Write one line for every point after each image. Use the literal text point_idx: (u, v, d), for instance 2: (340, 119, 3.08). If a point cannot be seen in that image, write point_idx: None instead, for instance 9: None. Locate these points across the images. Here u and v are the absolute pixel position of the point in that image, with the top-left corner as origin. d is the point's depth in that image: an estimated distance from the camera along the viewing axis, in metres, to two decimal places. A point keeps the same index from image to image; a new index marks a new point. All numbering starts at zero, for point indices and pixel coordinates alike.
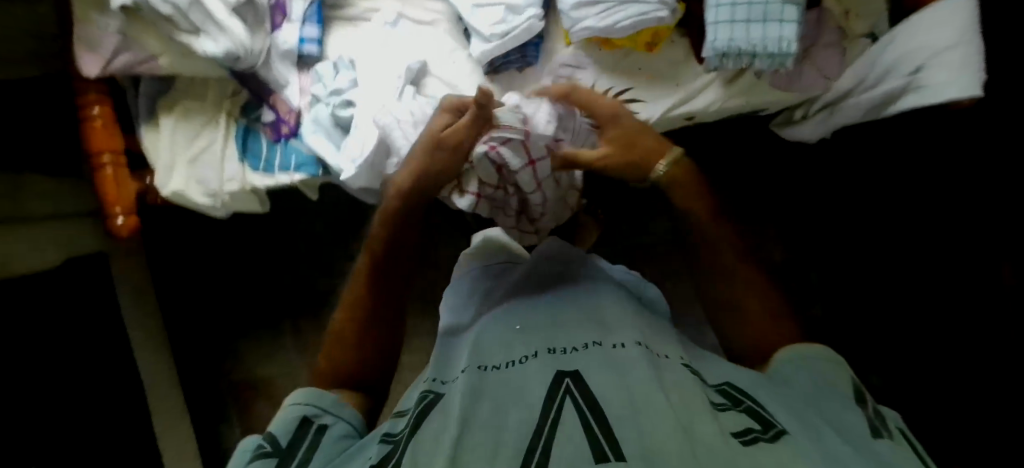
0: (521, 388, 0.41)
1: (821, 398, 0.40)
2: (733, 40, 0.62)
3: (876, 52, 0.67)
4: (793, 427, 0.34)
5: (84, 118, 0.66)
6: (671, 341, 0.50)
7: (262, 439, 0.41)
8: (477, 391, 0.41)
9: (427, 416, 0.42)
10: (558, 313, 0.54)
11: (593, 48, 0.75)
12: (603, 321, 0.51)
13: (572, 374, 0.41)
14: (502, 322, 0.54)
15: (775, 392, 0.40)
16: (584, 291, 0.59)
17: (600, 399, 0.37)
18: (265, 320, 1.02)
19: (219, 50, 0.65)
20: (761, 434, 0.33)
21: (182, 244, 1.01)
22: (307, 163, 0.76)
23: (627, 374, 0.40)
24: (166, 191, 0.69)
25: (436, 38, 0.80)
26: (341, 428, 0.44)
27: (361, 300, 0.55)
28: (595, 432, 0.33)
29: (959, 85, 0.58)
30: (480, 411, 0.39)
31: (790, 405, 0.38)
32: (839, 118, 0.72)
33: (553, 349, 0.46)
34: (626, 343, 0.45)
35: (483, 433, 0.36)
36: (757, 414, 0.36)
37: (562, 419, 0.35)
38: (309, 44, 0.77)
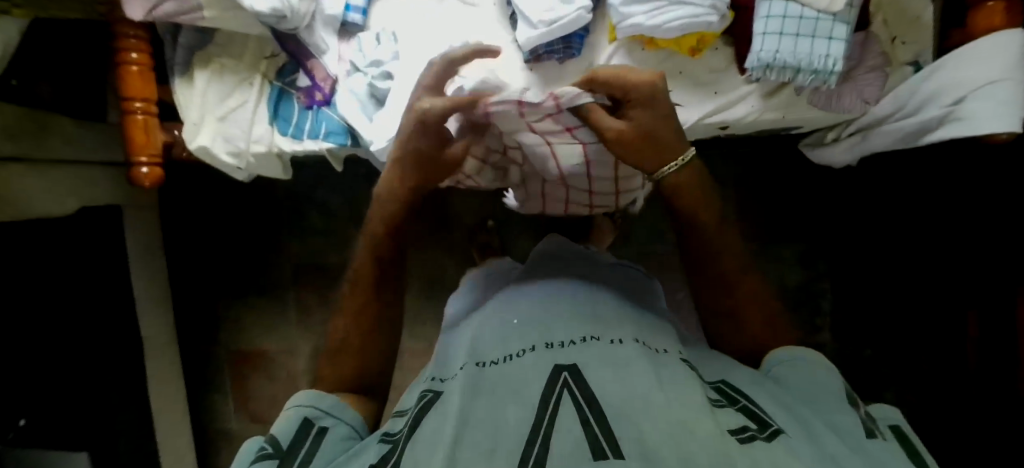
0: (520, 380, 0.41)
1: (819, 407, 0.42)
2: (778, 52, 0.58)
3: (917, 80, 0.62)
4: (789, 428, 0.37)
5: (121, 63, 0.67)
6: (668, 338, 0.51)
7: (267, 440, 0.43)
8: (475, 388, 0.41)
9: (427, 414, 0.43)
10: (556, 303, 0.54)
11: (636, 47, 0.66)
12: (601, 314, 0.51)
13: (571, 366, 0.41)
14: (501, 310, 0.55)
15: (769, 393, 0.43)
16: (588, 286, 0.58)
17: (598, 394, 0.38)
18: (273, 275, 1.08)
19: (265, 8, 0.62)
20: (757, 433, 0.36)
21: (211, 191, 1.07)
22: (336, 133, 0.72)
23: (624, 370, 0.41)
24: (192, 146, 0.71)
25: (488, 20, 0.69)
26: (341, 430, 0.46)
27: (362, 309, 0.54)
28: (593, 427, 0.35)
29: (1003, 121, 0.54)
30: (478, 408, 0.39)
31: (780, 406, 0.41)
32: (872, 143, 0.69)
33: (549, 342, 0.46)
34: (624, 339, 0.46)
35: (479, 429, 0.37)
36: (755, 415, 0.38)
37: (560, 414, 0.36)
38: (354, 13, 0.70)
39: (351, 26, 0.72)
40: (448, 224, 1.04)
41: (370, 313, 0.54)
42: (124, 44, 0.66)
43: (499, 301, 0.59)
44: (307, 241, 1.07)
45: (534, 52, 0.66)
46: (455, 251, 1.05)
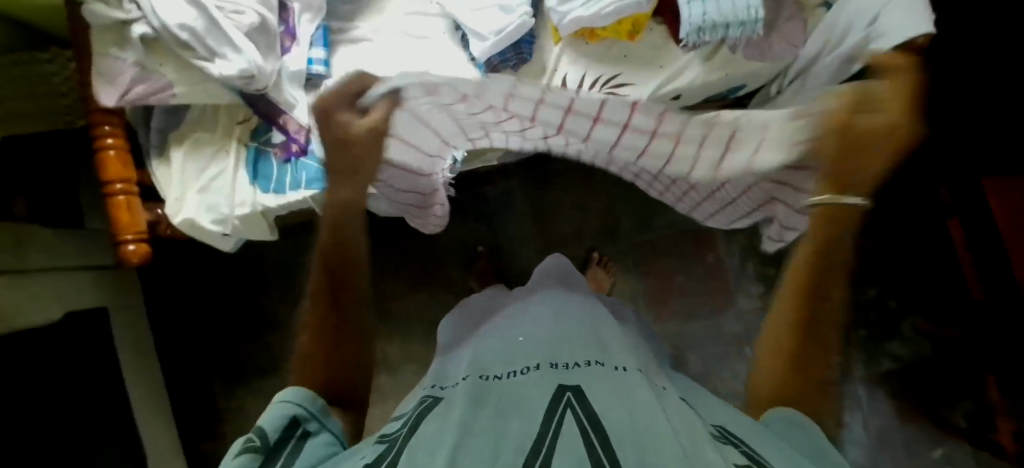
0: (522, 397, 0.38)
1: (822, 462, 0.37)
2: (706, 13, 0.65)
3: (832, 17, 0.68)
4: (784, 461, 0.33)
5: (99, 149, 0.69)
6: (657, 374, 0.49)
7: (250, 431, 0.38)
8: (478, 400, 0.38)
9: (423, 421, 0.39)
10: (564, 329, 0.50)
11: (581, 42, 0.73)
12: (602, 345, 0.48)
13: (573, 388, 0.38)
14: (505, 336, 0.52)
15: (767, 436, 0.38)
16: (590, 316, 0.55)
17: (601, 414, 0.34)
18: (277, 349, 1.06)
19: (233, 71, 0.65)
20: (758, 465, 0.31)
21: (199, 277, 1.06)
22: (317, 179, 0.74)
23: (627, 395, 0.37)
24: (177, 219, 0.71)
25: (442, 48, 0.77)
26: (324, 438, 0.40)
27: (322, 311, 0.49)
28: (594, 442, 0.31)
29: (916, 25, 0.59)
30: (482, 418, 0.36)
31: (782, 450, 0.35)
32: (809, 85, 0.72)
33: (555, 362, 0.43)
34: (627, 367, 0.43)
35: (480, 437, 0.34)
36: (751, 449, 0.35)
37: (564, 432, 0.32)
38: (317, 65, 0.76)
39: (317, 78, 0.77)
40: (438, 261, 1.05)
41: (333, 310, 0.49)
42: (99, 132, 0.69)
43: (487, 333, 0.55)
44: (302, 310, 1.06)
45: (490, 64, 0.73)
46: (450, 286, 1.05)
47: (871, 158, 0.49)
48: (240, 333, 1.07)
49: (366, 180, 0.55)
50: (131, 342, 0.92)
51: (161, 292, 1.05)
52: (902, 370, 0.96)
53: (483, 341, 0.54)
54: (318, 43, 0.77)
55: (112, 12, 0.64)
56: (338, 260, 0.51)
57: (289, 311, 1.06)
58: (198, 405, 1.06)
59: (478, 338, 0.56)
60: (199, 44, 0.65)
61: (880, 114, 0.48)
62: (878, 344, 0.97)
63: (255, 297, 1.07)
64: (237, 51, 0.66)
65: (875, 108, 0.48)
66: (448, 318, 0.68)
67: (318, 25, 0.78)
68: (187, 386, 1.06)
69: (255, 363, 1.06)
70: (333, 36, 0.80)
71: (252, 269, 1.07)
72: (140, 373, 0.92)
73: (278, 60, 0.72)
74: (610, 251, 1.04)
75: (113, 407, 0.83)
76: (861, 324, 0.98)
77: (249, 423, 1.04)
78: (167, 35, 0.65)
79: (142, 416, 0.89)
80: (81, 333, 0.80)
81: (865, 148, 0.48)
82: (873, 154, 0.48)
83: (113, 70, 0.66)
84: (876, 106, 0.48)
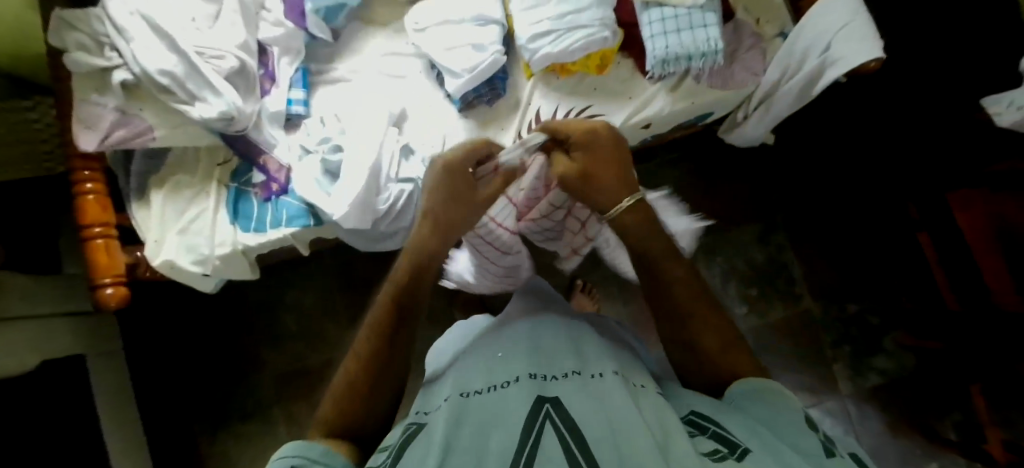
0: (501, 411, 0.38)
1: (783, 425, 0.37)
2: (668, 47, 0.68)
3: (789, 44, 0.72)
4: (757, 446, 0.33)
5: (79, 194, 0.69)
6: (638, 368, 0.49)
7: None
8: (459, 418, 0.38)
9: (406, 445, 0.38)
10: (541, 339, 0.49)
11: (552, 77, 0.76)
12: (581, 350, 0.47)
13: (552, 399, 0.38)
14: (484, 350, 0.51)
15: (735, 414, 0.39)
16: (568, 324, 0.54)
17: (580, 424, 0.34)
18: (261, 390, 1.04)
19: (213, 113, 0.67)
20: (729, 453, 0.32)
21: (181, 320, 1.05)
22: (298, 216, 0.75)
23: (604, 401, 0.38)
24: (156, 261, 0.71)
25: (419, 86, 0.80)
26: None
27: (368, 354, 0.46)
28: (577, 456, 0.31)
29: (866, 52, 0.62)
30: (463, 438, 0.35)
31: (751, 428, 0.36)
32: (776, 110, 0.75)
33: (534, 374, 0.43)
34: (604, 371, 0.43)
35: (463, 462, 0.33)
36: (726, 437, 0.35)
37: (545, 450, 0.32)
38: (297, 105, 0.78)
39: (296, 118, 0.79)
40: None
41: (385, 351, 0.47)
42: (79, 177, 0.70)
43: (465, 350, 0.55)
44: (286, 348, 1.05)
45: (465, 100, 0.75)
46: (436, 318, 1.05)
47: (606, 186, 0.53)
48: (223, 375, 1.05)
49: (437, 245, 0.55)
50: (109, 388, 0.90)
51: (142, 336, 1.03)
52: (890, 385, 0.97)
53: (464, 357, 0.52)
54: (297, 85, 0.78)
55: (93, 59, 0.66)
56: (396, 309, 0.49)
57: (274, 350, 1.05)
58: (178, 453, 1.02)
59: (459, 355, 0.54)
60: (180, 88, 0.67)
61: (598, 140, 0.53)
62: (863, 360, 0.98)
63: (238, 338, 1.06)
64: (217, 93, 0.67)
65: (585, 148, 0.53)
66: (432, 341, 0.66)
67: (297, 67, 0.79)
68: (167, 434, 1.02)
69: (238, 405, 1.04)
70: (313, 78, 0.82)
71: (234, 309, 1.06)
72: (119, 422, 0.90)
73: (258, 101, 0.74)
74: (593, 278, 1.05)
75: (90, 459, 0.80)
76: (844, 340, 0.99)
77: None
78: (151, 83, 0.67)
79: (121, 467, 0.86)
80: (56, 383, 0.78)
81: (597, 184, 0.53)
82: (604, 169, 0.53)
83: (92, 116, 0.67)
84: (583, 146, 0.53)
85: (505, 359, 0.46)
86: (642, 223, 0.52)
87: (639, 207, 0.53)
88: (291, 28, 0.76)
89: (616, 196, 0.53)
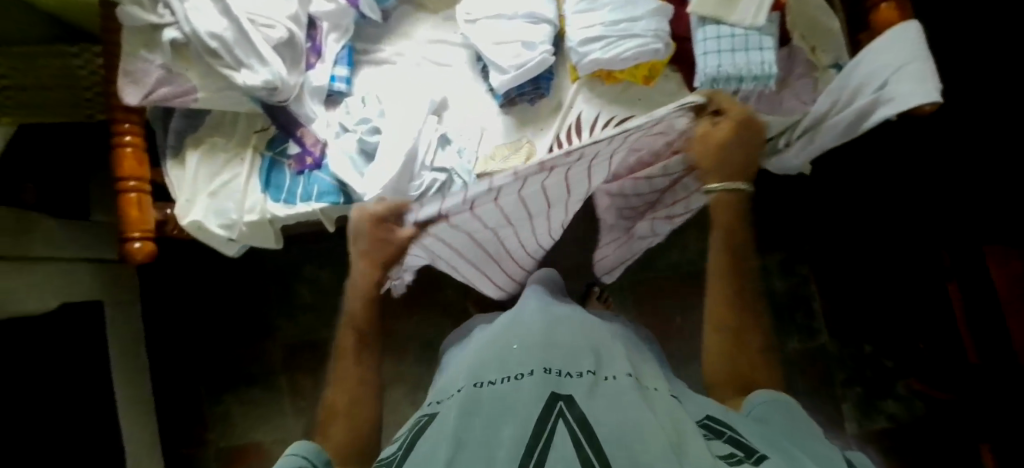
0: (512, 405, 0.36)
1: (802, 441, 0.37)
2: (721, 66, 0.66)
3: (844, 77, 0.69)
4: (775, 454, 0.33)
5: (116, 145, 0.70)
6: (656, 373, 0.48)
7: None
8: (470, 410, 0.37)
9: (419, 439, 0.37)
10: (555, 332, 0.49)
11: (597, 83, 0.75)
12: (596, 348, 0.46)
13: (565, 396, 0.37)
14: (499, 341, 0.50)
15: (752, 425, 0.38)
16: (584, 322, 0.53)
17: (593, 422, 0.33)
18: (269, 358, 1.05)
19: (258, 81, 0.67)
20: (745, 458, 0.32)
21: (199, 279, 1.06)
22: (328, 192, 0.74)
23: (619, 401, 0.36)
24: (184, 221, 0.71)
25: (463, 77, 0.80)
26: None
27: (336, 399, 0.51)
28: (586, 451, 0.30)
29: (923, 94, 0.61)
30: (473, 432, 0.34)
31: (768, 438, 0.36)
32: (820, 143, 0.72)
33: (549, 368, 0.41)
34: (618, 373, 0.42)
35: (473, 453, 0.32)
36: (742, 443, 0.34)
37: (555, 441, 0.32)
38: (339, 82, 0.78)
39: (338, 95, 0.80)
40: (439, 282, 1.07)
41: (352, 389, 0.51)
42: (118, 129, 0.70)
43: (481, 340, 0.54)
44: (299, 319, 1.06)
45: (508, 96, 0.75)
46: (449, 308, 1.06)
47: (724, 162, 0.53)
48: (233, 337, 1.06)
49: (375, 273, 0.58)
50: (123, 337, 0.91)
51: (159, 290, 1.05)
52: (894, 430, 0.97)
53: (480, 347, 0.51)
54: (342, 61, 0.79)
55: (147, 15, 0.66)
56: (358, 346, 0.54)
57: (286, 319, 1.06)
58: (183, 408, 1.04)
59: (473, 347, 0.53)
60: (227, 53, 0.67)
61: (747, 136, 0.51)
62: (872, 402, 0.98)
63: (252, 303, 1.07)
64: (263, 62, 0.67)
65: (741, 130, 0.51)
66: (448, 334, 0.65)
67: (344, 45, 0.79)
68: (173, 388, 1.05)
69: (244, 369, 1.05)
70: (358, 56, 0.82)
71: (252, 274, 1.07)
72: (130, 372, 0.92)
73: (302, 75, 0.74)
74: (611, 287, 1.06)
75: (98, 406, 0.82)
76: (855, 380, 1.00)
77: (235, 430, 1.03)
78: (198, 43, 0.66)
79: (126, 416, 0.88)
80: (73, 329, 0.79)
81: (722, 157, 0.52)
82: (735, 153, 0.52)
83: (139, 71, 0.67)
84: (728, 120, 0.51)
85: (521, 352, 0.45)
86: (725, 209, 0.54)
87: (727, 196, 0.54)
88: (342, 4, 0.76)
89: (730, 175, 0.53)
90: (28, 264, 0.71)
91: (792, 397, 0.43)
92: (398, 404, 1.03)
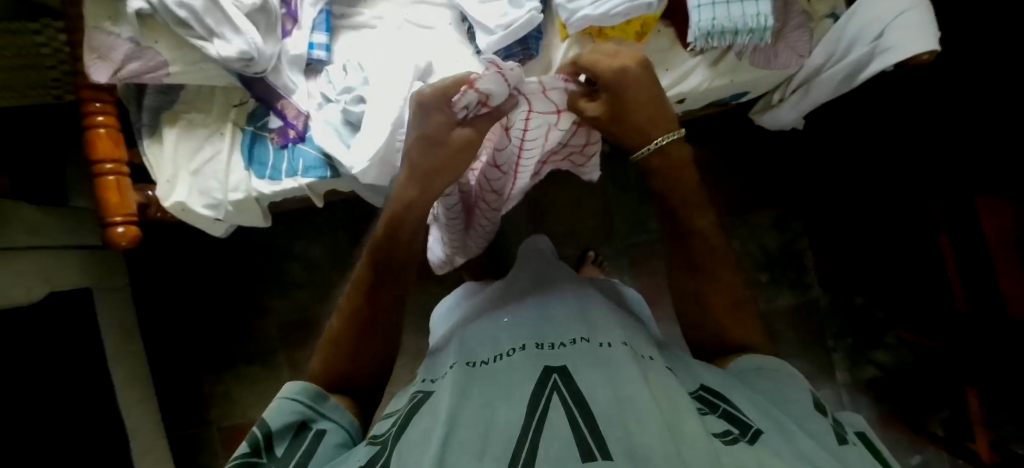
0: (506, 383, 0.36)
1: (793, 412, 0.38)
2: (715, 19, 0.64)
3: (838, 29, 0.68)
4: (769, 429, 0.33)
5: (89, 126, 0.67)
6: (651, 341, 0.48)
7: (256, 428, 0.38)
8: (465, 387, 0.37)
9: (416, 414, 0.37)
10: (547, 306, 0.48)
11: (588, 41, 0.71)
12: (588, 317, 0.46)
13: (560, 369, 0.37)
14: (490, 317, 0.50)
15: (746, 394, 0.39)
16: (576, 291, 0.52)
17: (589, 399, 0.33)
18: (266, 336, 1.05)
19: (233, 51, 0.63)
20: (740, 435, 0.32)
21: (189, 261, 1.05)
22: (315, 167, 0.72)
23: (614, 371, 0.36)
24: (167, 202, 0.69)
25: (447, 38, 0.76)
26: (336, 436, 0.41)
27: (362, 298, 0.49)
28: (582, 430, 0.30)
29: (922, 42, 0.59)
30: (468, 408, 0.34)
31: (762, 408, 0.36)
32: (812, 96, 0.73)
33: (540, 343, 0.41)
34: (612, 341, 0.42)
35: (471, 430, 0.32)
36: (736, 417, 0.34)
37: (551, 418, 0.32)
38: (318, 49, 0.74)
39: (317, 63, 0.76)
40: None
41: (374, 305, 0.49)
42: (89, 109, 0.67)
43: (469, 316, 0.54)
44: (293, 297, 1.05)
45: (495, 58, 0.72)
46: (444, 278, 1.06)
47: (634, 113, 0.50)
48: (228, 318, 1.05)
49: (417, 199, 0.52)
50: (115, 324, 0.90)
51: (148, 274, 1.03)
52: (886, 379, 1.00)
53: (474, 321, 0.51)
54: (320, 27, 0.75)
55: None
56: (390, 257, 0.51)
57: (280, 298, 1.05)
58: (183, 389, 1.05)
59: (461, 324, 0.53)
60: (198, 23, 0.63)
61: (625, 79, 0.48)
62: (864, 353, 1.02)
63: (244, 283, 1.05)
64: (236, 30, 0.64)
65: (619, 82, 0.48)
66: (441, 305, 0.66)
67: (322, 9, 0.76)
68: (173, 372, 1.04)
69: (241, 348, 1.05)
70: (337, 21, 0.79)
71: (243, 254, 1.05)
72: (126, 357, 0.91)
73: (279, 42, 0.70)
74: (605, 251, 1.06)
75: (98, 393, 0.81)
76: (847, 332, 1.02)
77: (237, 409, 1.04)
78: (166, 14, 0.63)
79: (126, 401, 0.88)
80: (62, 318, 0.78)
81: (636, 114, 0.50)
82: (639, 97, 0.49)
83: (104, 45, 0.64)
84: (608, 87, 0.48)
85: (512, 328, 0.45)
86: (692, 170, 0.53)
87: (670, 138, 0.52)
88: None
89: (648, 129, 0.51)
90: (13, 254, 0.68)
91: (787, 362, 0.44)
92: (399, 374, 1.05)
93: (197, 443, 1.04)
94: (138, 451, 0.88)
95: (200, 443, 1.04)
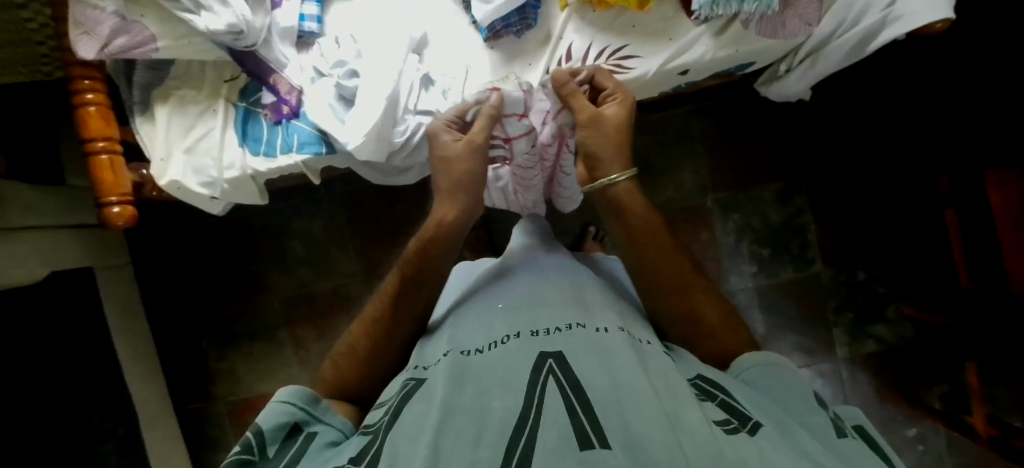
0: (500, 371, 0.36)
1: (789, 407, 0.37)
2: None
3: None
4: (767, 423, 0.33)
5: (79, 104, 0.65)
6: (646, 326, 0.47)
7: (249, 433, 0.39)
8: (459, 375, 0.37)
9: (409, 401, 0.37)
10: (541, 289, 0.48)
11: (588, 10, 0.70)
12: (585, 302, 0.46)
13: (556, 354, 0.36)
14: (484, 301, 0.49)
15: (743, 389, 0.38)
16: (566, 275, 0.51)
17: (585, 383, 0.33)
18: (266, 312, 1.06)
19: (221, 24, 0.62)
20: (739, 425, 0.32)
21: (188, 238, 1.05)
22: (310, 142, 0.71)
23: (610, 358, 0.36)
24: (163, 181, 0.68)
25: (444, 9, 0.75)
26: (330, 436, 0.41)
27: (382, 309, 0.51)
28: (581, 417, 0.30)
29: (934, 12, 0.59)
30: (462, 396, 0.34)
31: (759, 403, 0.36)
32: (822, 67, 0.70)
33: (535, 329, 0.41)
34: (608, 327, 0.41)
35: (464, 418, 0.32)
36: (734, 408, 0.34)
37: (547, 406, 0.31)
38: (310, 21, 0.73)
39: (309, 36, 0.74)
40: None
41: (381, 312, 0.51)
42: (78, 86, 0.65)
43: (463, 299, 0.53)
44: (294, 273, 1.06)
45: (493, 28, 0.70)
46: None
47: (599, 135, 0.57)
48: (229, 294, 1.06)
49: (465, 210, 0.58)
50: (117, 302, 0.91)
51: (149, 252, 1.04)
52: (884, 352, 1.01)
53: (468, 306, 0.50)
54: None
55: None
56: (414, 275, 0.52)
57: (281, 275, 1.06)
58: (189, 365, 1.06)
59: (455, 308, 0.52)
60: None
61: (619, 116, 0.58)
62: (864, 328, 1.02)
63: (244, 260, 1.06)
64: (224, 3, 0.62)
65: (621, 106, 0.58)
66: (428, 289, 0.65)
67: None
68: (178, 349, 1.06)
69: (243, 325, 1.06)
70: None
71: (242, 231, 1.05)
72: (130, 334, 0.92)
73: (269, 14, 0.68)
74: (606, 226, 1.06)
75: (104, 370, 0.82)
76: (848, 307, 1.02)
77: (241, 384, 1.06)
78: None
79: (133, 378, 0.90)
80: (62, 297, 0.78)
81: (605, 136, 0.56)
82: (619, 134, 0.57)
83: (89, 19, 0.61)
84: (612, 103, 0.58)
85: (505, 314, 0.44)
86: (633, 196, 0.55)
87: (628, 185, 0.55)
88: None
89: (619, 157, 0.56)
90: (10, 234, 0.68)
91: (784, 356, 0.43)
92: None
93: (204, 417, 1.06)
94: (148, 426, 0.90)
95: (207, 418, 1.06)
